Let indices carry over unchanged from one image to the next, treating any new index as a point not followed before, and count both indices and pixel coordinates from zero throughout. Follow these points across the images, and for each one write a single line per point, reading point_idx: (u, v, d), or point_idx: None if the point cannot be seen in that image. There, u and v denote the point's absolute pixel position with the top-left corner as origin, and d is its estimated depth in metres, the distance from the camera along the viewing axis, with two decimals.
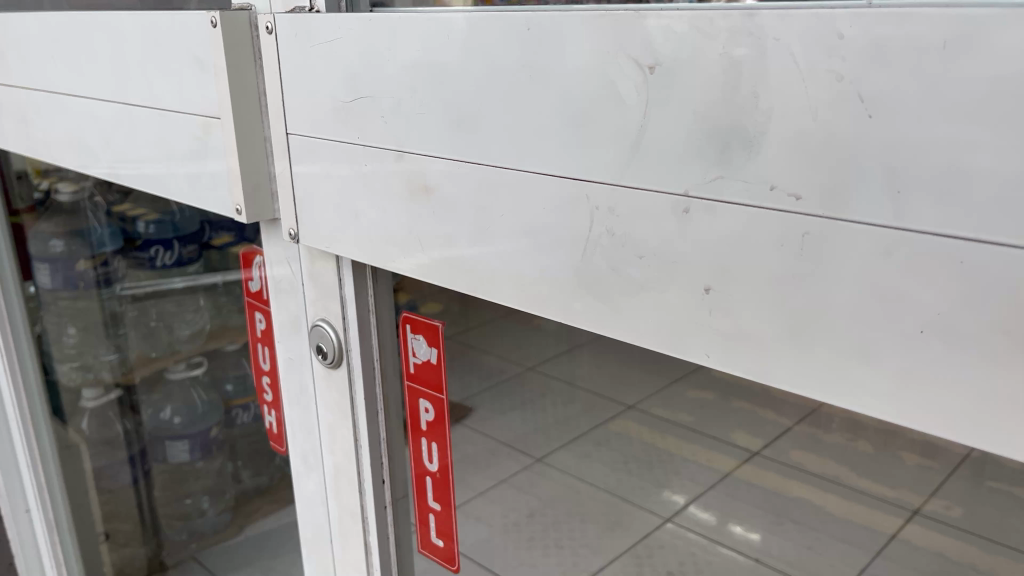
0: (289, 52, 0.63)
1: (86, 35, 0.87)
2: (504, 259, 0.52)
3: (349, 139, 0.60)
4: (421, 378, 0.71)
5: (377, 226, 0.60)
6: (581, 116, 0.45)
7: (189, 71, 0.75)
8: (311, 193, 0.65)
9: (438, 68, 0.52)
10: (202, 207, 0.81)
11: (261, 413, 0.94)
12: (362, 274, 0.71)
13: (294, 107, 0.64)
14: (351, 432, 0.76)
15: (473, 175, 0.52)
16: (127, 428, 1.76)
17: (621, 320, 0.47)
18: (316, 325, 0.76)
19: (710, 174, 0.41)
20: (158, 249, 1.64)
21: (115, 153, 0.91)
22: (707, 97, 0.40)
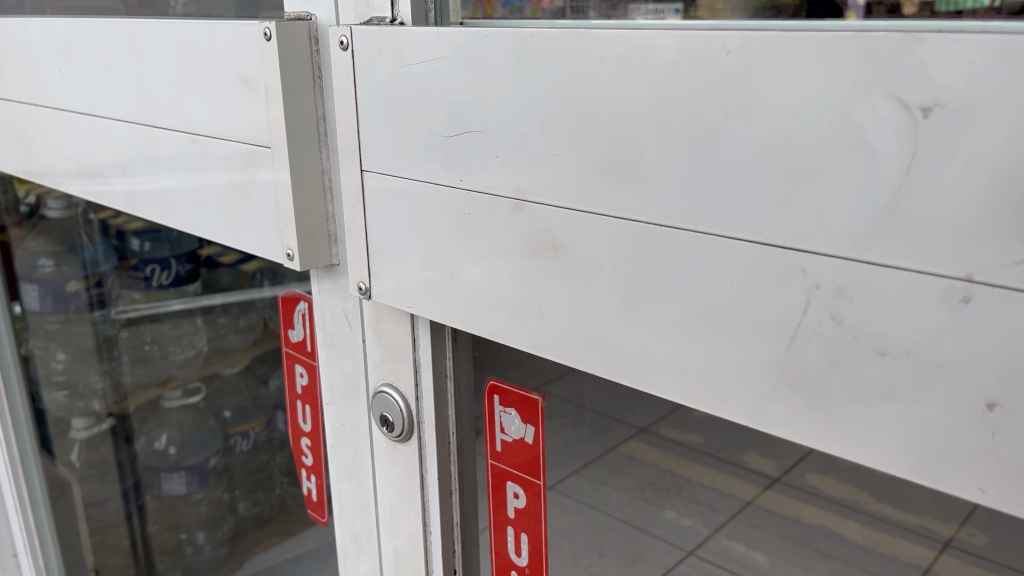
0: (369, 72, 0.52)
1: (105, 48, 0.76)
2: (661, 341, 0.42)
3: (447, 181, 0.49)
4: (511, 458, 0.60)
5: (481, 288, 0.50)
6: (805, 169, 0.34)
7: (231, 90, 0.64)
8: (391, 243, 0.54)
9: (586, 98, 0.41)
10: (242, 248, 0.70)
11: (299, 479, 0.82)
12: (441, 335, 0.60)
13: (372, 140, 0.53)
14: (420, 515, 0.65)
15: (624, 235, 0.42)
16: (121, 458, 1.51)
17: (845, 431, 0.36)
18: (379, 392, 0.65)
19: (1014, 255, 0.30)
20: (154, 269, 1.43)
21: (133, 182, 0.79)
22: (1018, 151, 0.29)
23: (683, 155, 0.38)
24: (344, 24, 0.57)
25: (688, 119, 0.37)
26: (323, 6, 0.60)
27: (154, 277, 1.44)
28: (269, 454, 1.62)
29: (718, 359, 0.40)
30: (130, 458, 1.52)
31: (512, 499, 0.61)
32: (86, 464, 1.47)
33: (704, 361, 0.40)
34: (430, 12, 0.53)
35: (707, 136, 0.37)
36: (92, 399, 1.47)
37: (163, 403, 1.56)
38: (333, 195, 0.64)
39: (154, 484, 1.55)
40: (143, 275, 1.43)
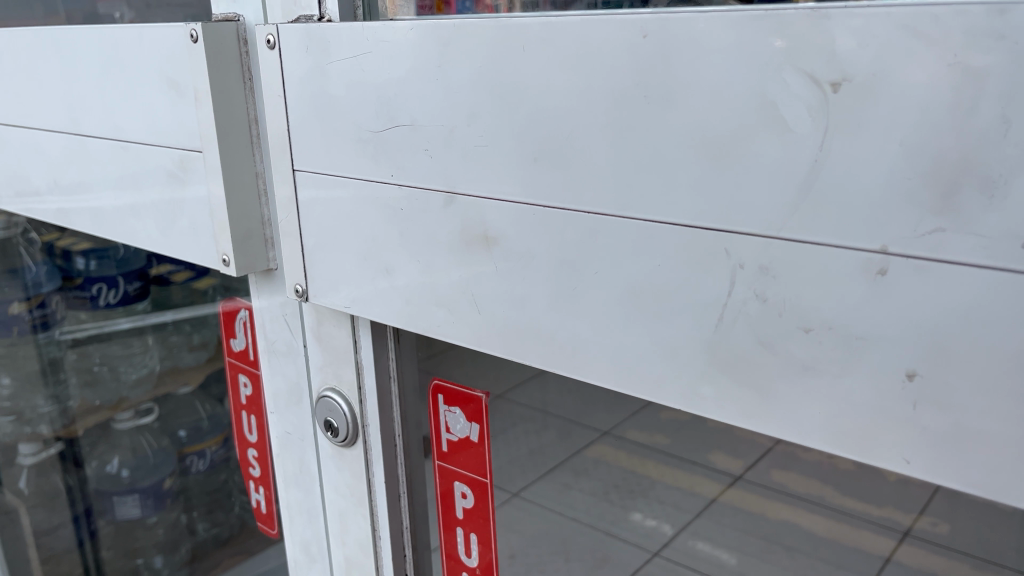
0: (296, 69, 0.51)
1: (31, 56, 0.74)
2: (594, 329, 0.42)
3: (378, 177, 0.49)
4: (457, 458, 0.59)
5: (416, 284, 0.49)
6: (723, 150, 0.35)
7: (161, 94, 0.63)
8: (327, 244, 0.54)
9: (510, 87, 0.41)
10: (179, 256, 0.68)
11: (247, 491, 0.81)
12: (382, 335, 0.59)
13: (302, 138, 0.53)
14: (368, 521, 0.64)
15: (553, 223, 0.42)
16: (69, 483, 1.44)
17: (774, 409, 0.36)
18: (323, 397, 0.64)
19: (926, 225, 0.30)
20: (99, 288, 1.33)
21: (65, 193, 0.77)
22: (923, 123, 0.30)
23: (607, 139, 0.38)
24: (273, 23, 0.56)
25: (610, 102, 0.38)
26: (252, 7, 0.59)
27: (100, 296, 1.34)
28: (226, 473, 1.56)
29: (649, 345, 0.40)
30: (80, 481, 1.45)
31: (460, 499, 0.60)
32: (37, 490, 1.43)
33: (637, 347, 0.40)
34: (359, 9, 0.53)
35: (629, 120, 0.37)
36: (39, 423, 1.41)
37: (115, 425, 1.48)
38: (268, 197, 0.63)
39: (106, 509, 1.48)
40: (89, 294, 1.34)
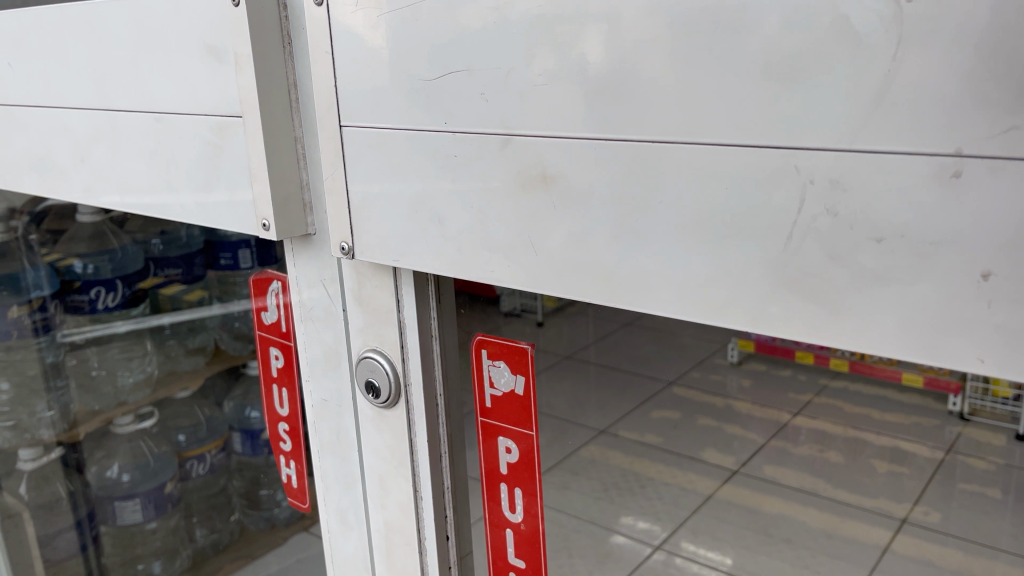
0: (345, 24, 0.52)
1: (58, 35, 0.74)
2: (656, 259, 0.43)
3: (430, 125, 0.49)
4: (502, 412, 0.60)
5: (470, 229, 0.50)
6: (792, 68, 0.36)
7: (198, 62, 0.63)
8: (374, 199, 0.54)
9: (571, 24, 0.42)
10: (214, 227, 0.69)
11: (278, 466, 0.81)
12: (425, 292, 0.60)
13: (350, 92, 0.53)
14: (410, 481, 0.64)
15: (615, 157, 0.43)
16: (71, 489, 1.43)
17: (844, 322, 0.38)
18: (364, 358, 0.64)
19: (1001, 125, 0.32)
20: (99, 292, 1.32)
21: (93, 172, 0.77)
22: (999, 24, 0.31)
23: (672, 69, 0.39)
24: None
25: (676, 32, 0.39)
26: None
27: (99, 300, 1.33)
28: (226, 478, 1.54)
29: (716, 270, 0.41)
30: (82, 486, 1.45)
31: (503, 454, 0.61)
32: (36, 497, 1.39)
33: (704, 271, 0.41)
34: None
35: (696, 46, 0.38)
36: (39, 429, 1.38)
37: (114, 430, 1.47)
38: (307, 162, 0.63)
39: (109, 515, 1.45)
40: (87, 297, 1.33)
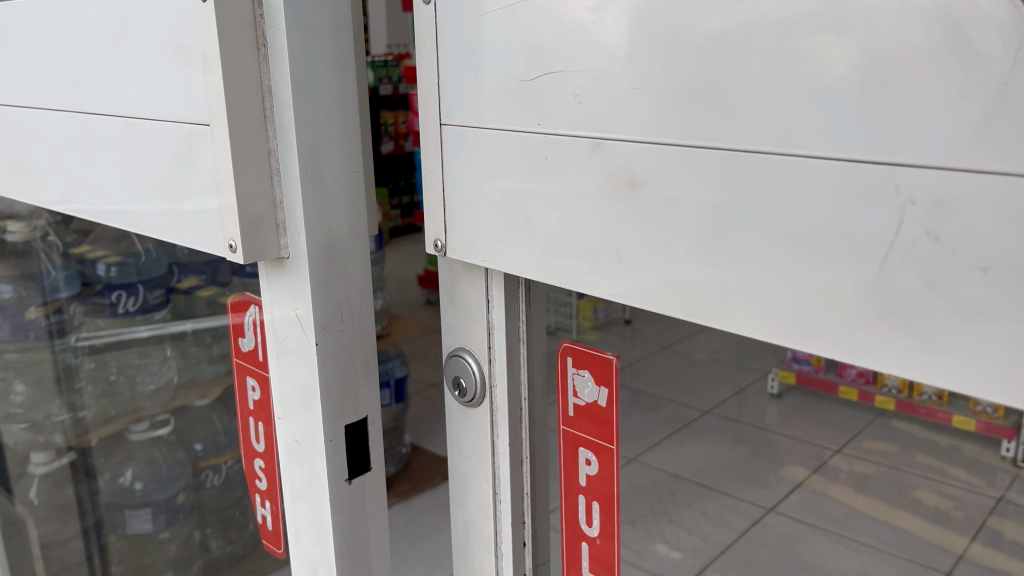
0: (447, 15, 0.49)
1: (35, 29, 0.69)
2: (746, 274, 0.39)
3: (521, 124, 0.46)
4: (583, 423, 0.54)
5: (554, 232, 0.46)
6: (904, 75, 0.32)
7: (167, 63, 0.57)
8: (467, 197, 0.51)
9: (668, 21, 0.39)
10: (183, 244, 0.62)
11: (254, 505, 0.74)
12: (515, 291, 0.57)
13: (454, 86, 0.50)
14: (490, 484, 0.61)
15: (703, 165, 0.39)
16: (80, 495, 1.32)
17: (941, 356, 0.33)
18: (454, 355, 0.61)
19: None
20: (120, 295, 1.28)
21: (70, 178, 0.71)
22: None
23: (771, 73, 0.35)
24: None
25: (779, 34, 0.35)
26: None
27: (120, 303, 1.29)
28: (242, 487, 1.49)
29: (809, 289, 0.37)
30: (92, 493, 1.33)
31: (583, 466, 0.55)
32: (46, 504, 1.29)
33: (795, 290, 0.37)
34: None
35: (795, 50, 0.34)
36: (51, 433, 1.29)
37: (128, 436, 1.38)
38: (281, 179, 0.57)
39: (117, 523, 1.37)
40: (108, 301, 1.28)
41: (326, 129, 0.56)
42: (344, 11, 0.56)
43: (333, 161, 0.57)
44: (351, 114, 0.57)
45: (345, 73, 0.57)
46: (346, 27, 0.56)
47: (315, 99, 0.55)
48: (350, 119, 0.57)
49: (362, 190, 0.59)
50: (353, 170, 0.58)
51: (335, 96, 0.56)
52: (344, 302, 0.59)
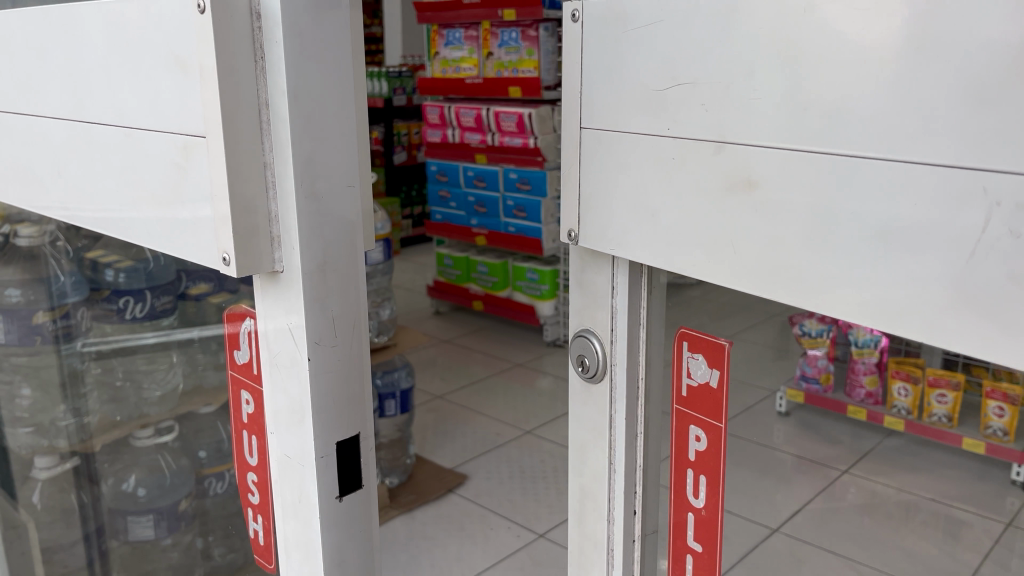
0: (594, 43, 0.61)
1: (37, 37, 0.68)
2: (843, 264, 0.47)
3: (657, 132, 0.56)
4: (693, 402, 0.64)
5: (678, 224, 0.57)
6: (988, 97, 0.39)
7: (164, 73, 0.56)
8: (601, 192, 0.63)
9: (785, 51, 0.48)
10: (179, 255, 0.62)
11: (246, 519, 0.73)
12: (637, 284, 0.68)
13: (593, 103, 0.62)
14: (607, 453, 0.73)
15: (812, 169, 0.47)
16: (83, 500, 1.33)
17: (1016, 337, 0.40)
18: (579, 336, 0.74)
19: None
20: (127, 301, 1.16)
21: (70, 186, 0.71)
22: None
23: (875, 93, 0.44)
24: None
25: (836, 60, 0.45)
26: None
27: (128, 308, 1.17)
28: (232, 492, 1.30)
29: (897, 276, 0.45)
30: (94, 499, 1.34)
31: (692, 442, 0.65)
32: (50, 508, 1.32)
33: (881, 280, 0.45)
34: None
35: (899, 72, 0.42)
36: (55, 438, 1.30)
37: (132, 442, 1.34)
38: (276, 192, 0.56)
39: (120, 529, 1.36)
40: (116, 306, 1.17)
41: (323, 143, 0.56)
42: (343, 24, 0.56)
43: (330, 175, 0.56)
44: (348, 128, 0.57)
45: (343, 87, 0.56)
46: (344, 40, 0.56)
47: (312, 112, 0.55)
48: (347, 134, 0.57)
49: (358, 205, 0.59)
50: (350, 185, 0.58)
51: (332, 109, 0.56)
52: (338, 317, 0.59)
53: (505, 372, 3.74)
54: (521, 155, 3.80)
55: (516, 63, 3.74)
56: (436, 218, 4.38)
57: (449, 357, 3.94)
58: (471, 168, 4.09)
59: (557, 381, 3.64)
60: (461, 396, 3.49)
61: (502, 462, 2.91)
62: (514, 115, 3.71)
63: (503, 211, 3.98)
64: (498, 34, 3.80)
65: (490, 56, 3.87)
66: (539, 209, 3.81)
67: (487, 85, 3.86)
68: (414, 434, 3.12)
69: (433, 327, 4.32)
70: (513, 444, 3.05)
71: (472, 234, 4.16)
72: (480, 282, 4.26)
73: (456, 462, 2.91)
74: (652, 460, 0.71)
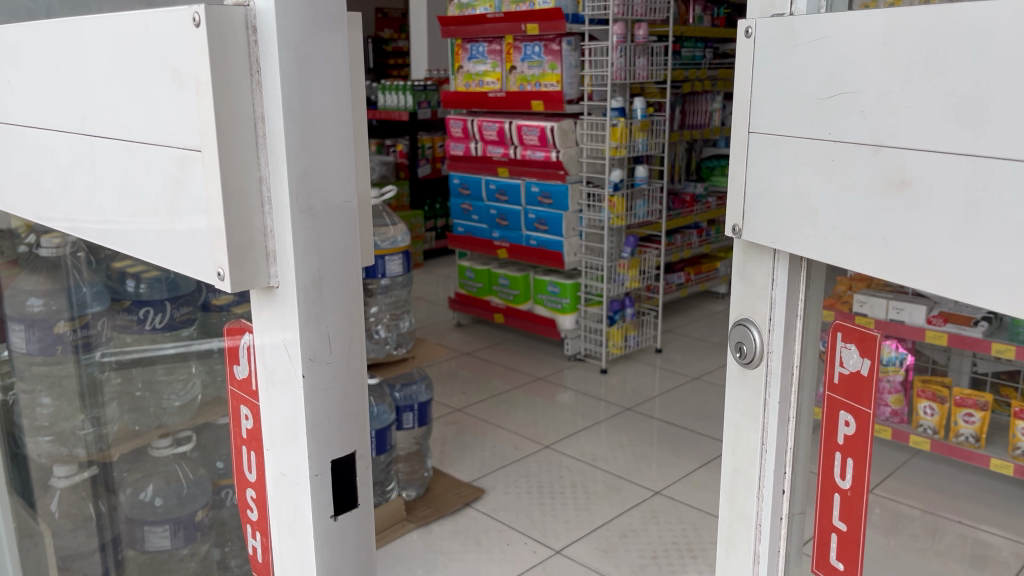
0: (764, 54, 0.67)
1: (44, 51, 0.69)
2: (993, 261, 0.49)
3: (817, 134, 0.61)
4: (848, 389, 0.69)
5: (834, 221, 0.60)
6: None
7: (162, 87, 0.56)
8: (762, 192, 0.68)
9: (940, 57, 0.50)
10: (177, 270, 0.61)
11: (245, 535, 0.72)
12: (797, 276, 0.74)
13: (760, 106, 0.67)
14: (759, 436, 0.79)
15: (960, 169, 0.50)
16: (100, 510, 1.30)
17: None
18: (739, 324, 0.80)
19: None
20: (147, 312, 1.13)
21: (76, 199, 0.71)
22: None
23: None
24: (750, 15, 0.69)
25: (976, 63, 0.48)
26: None
27: (148, 319, 1.15)
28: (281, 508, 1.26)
29: None
30: (110, 509, 1.30)
31: (842, 426, 0.70)
32: (67, 516, 1.30)
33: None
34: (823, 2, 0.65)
35: None
36: (70, 445, 1.27)
37: (151, 452, 1.31)
38: (271, 207, 0.55)
39: (137, 538, 1.34)
40: (136, 316, 1.15)
41: (319, 158, 0.55)
42: (340, 39, 0.55)
43: (326, 190, 0.56)
44: (346, 143, 0.57)
45: (340, 102, 0.56)
46: (341, 55, 0.56)
47: (309, 126, 0.54)
48: (344, 148, 0.57)
49: (355, 221, 0.58)
50: (347, 200, 0.57)
51: (329, 124, 0.55)
52: (333, 334, 0.58)
53: (526, 386, 3.73)
54: (544, 168, 3.81)
55: (539, 77, 3.75)
56: (458, 230, 4.39)
57: (470, 370, 3.94)
58: (493, 181, 4.10)
59: (578, 395, 3.62)
60: (481, 409, 3.48)
61: (521, 477, 2.89)
62: (536, 129, 3.72)
63: (525, 223, 3.98)
64: (521, 48, 3.82)
65: (513, 70, 3.89)
66: (560, 222, 3.80)
67: (510, 98, 3.88)
68: (433, 447, 3.11)
69: (455, 339, 4.33)
70: (532, 458, 3.03)
71: (493, 246, 4.17)
72: (501, 294, 4.26)
73: (474, 476, 2.89)
74: (802, 444, 0.77)
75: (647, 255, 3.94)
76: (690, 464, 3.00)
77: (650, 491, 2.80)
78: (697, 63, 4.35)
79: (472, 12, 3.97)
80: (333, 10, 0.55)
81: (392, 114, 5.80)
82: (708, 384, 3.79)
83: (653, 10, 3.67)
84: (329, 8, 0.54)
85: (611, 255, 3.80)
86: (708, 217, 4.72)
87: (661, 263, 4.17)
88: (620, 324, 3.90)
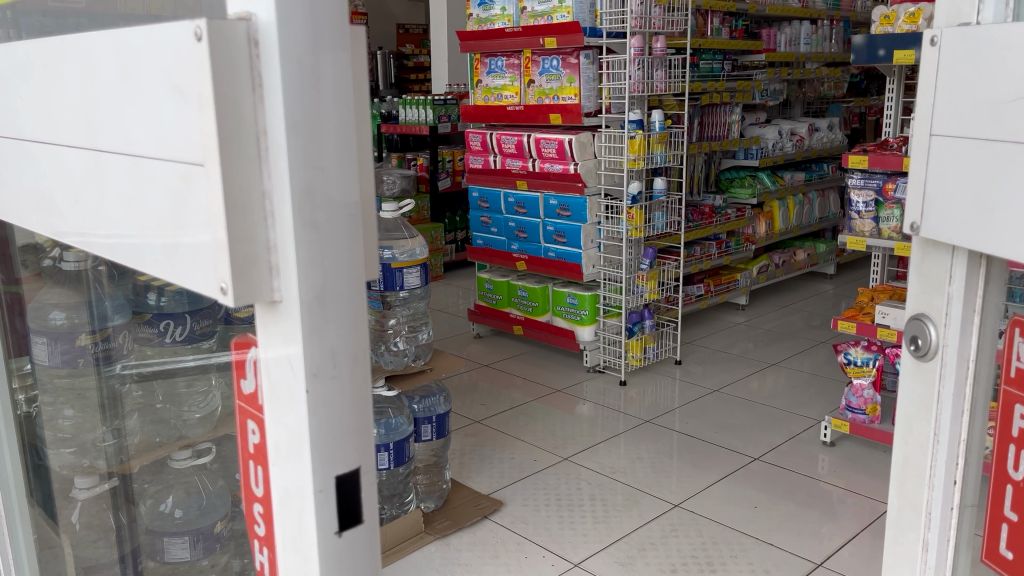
0: (950, 66, 0.84)
1: (56, 68, 0.70)
2: None
3: (995, 136, 0.76)
4: (1020, 382, 0.80)
5: (1005, 210, 0.76)
6: None
7: (167, 102, 0.57)
8: (944, 185, 0.85)
9: None
10: (183, 284, 0.62)
11: (253, 550, 0.72)
12: (974, 273, 0.87)
13: (944, 116, 0.85)
14: (934, 425, 0.92)
15: None
16: (120, 521, 1.29)
17: None
18: (917, 320, 0.94)
19: None
20: (167, 323, 1.13)
21: (86, 215, 0.72)
22: None
23: None
24: (937, 26, 0.88)
25: None
26: (264, 2, 0.52)
27: (168, 331, 1.14)
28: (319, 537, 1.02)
29: None
30: (130, 521, 1.30)
31: (1017, 421, 0.80)
32: (90, 526, 1.32)
33: None
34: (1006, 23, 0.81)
35: None
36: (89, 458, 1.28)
37: (170, 463, 1.26)
38: (274, 221, 0.55)
39: (156, 550, 1.32)
40: (157, 329, 1.14)
41: (323, 171, 0.55)
42: (344, 53, 0.55)
43: (330, 204, 0.56)
44: (349, 157, 0.56)
45: (345, 115, 0.56)
46: (346, 69, 0.55)
47: (312, 139, 0.54)
48: (347, 162, 0.57)
49: (359, 235, 0.58)
50: (351, 214, 0.57)
51: (332, 138, 0.55)
52: (337, 348, 0.58)
53: (545, 398, 3.72)
54: (562, 180, 3.80)
55: (557, 90, 3.76)
56: (477, 243, 4.39)
57: (489, 382, 3.94)
58: (512, 194, 4.10)
59: (597, 407, 3.61)
60: (500, 421, 3.48)
61: (540, 489, 2.88)
62: (554, 142, 3.74)
63: (543, 235, 3.98)
64: (539, 62, 3.83)
65: (531, 83, 3.90)
66: (579, 234, 3.80)
67: (528, 112, 3.90)
68: (452, 458, 3.11)
69: (475, 351, 4.34)
70: (550, 470, 3.02)
71: (512, 258, 4.18)
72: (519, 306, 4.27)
73: (493, 488, 2.88)
74: (977, 438, 0.90)
75: (666, 266, 3.93)
76: (711, 477, 2.98)
77: (669, 504, 2.78)
78: (716, 75, 4.37)
79: (490, 26, 3.99)
80: (336, 23, 0.55)
81: (412, 128, 5.83)
82: (729, 396, 3.76)
83: (671, 23, 3.68)
84: (334, 22, 0.54)
85: (630, 266, 3.79)
86: (728, 229, 4.70)
87: (680, 274, 4.15)
88: (638, 335, 3.88)
